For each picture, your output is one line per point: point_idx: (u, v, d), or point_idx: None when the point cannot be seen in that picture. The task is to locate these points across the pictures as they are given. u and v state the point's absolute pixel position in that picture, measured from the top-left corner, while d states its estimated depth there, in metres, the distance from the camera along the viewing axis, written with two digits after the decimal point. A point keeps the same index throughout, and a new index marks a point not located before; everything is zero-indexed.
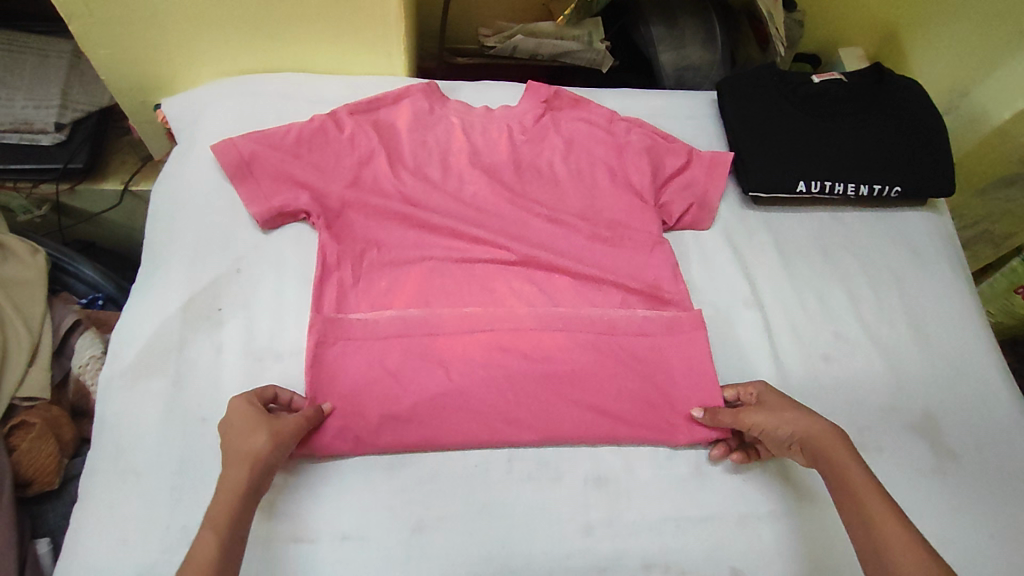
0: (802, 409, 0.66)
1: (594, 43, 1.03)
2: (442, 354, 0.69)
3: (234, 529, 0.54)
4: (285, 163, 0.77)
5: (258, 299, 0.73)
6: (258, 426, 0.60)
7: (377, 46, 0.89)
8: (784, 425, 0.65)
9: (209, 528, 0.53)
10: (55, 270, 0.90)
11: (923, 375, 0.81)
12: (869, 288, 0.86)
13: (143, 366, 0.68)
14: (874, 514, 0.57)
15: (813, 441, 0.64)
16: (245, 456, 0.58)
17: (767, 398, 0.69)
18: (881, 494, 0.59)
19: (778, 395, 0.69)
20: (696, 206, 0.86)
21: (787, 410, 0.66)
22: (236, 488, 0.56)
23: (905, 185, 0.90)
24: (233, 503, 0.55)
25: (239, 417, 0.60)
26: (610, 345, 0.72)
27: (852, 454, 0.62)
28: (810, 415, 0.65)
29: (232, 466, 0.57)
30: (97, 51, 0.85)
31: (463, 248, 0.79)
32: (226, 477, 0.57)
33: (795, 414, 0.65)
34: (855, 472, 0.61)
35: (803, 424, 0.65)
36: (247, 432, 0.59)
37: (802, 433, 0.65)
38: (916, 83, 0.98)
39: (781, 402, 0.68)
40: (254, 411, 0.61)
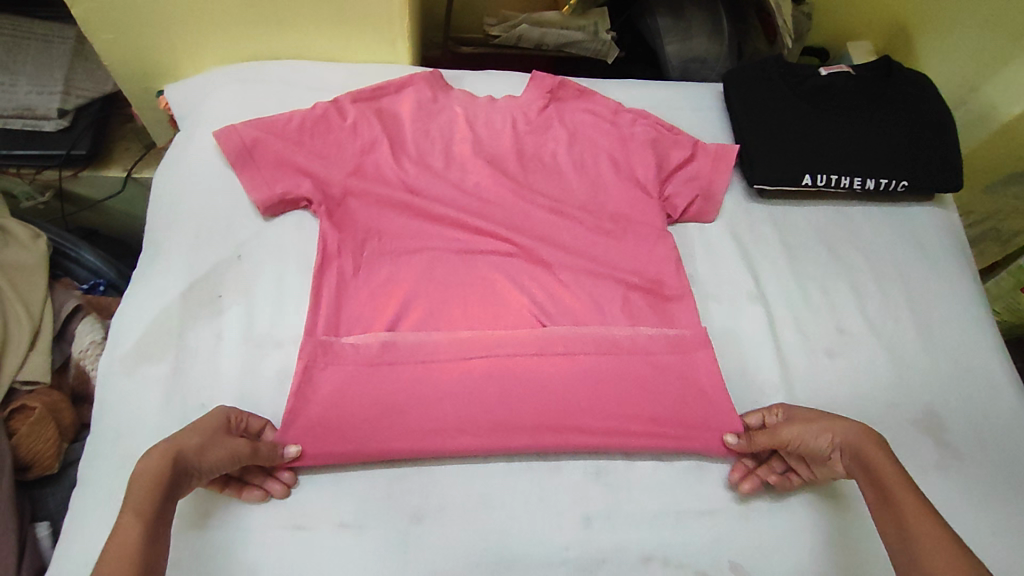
0: (839, 419, 0.66)
1: (600, 34, 1.01)
2: (437, 382, 0.67)
3: (144, 517, 0.51)
4: (287, 150, 0.77)
5: (259, 286, 0.73)
6: (208, 433, 0.58)
7: (381, 34, 0.89)
8: (825, 436, 0.65)
9: (130, 514, 0.51)
10: (56, 256, 0.90)
11: (928, 373, 0.80)
12: (874, 284, 0.85)
13: (143, 352, 0.68)
14: (908, 514, 0.57)
15: (852, 447, 0.63)
16: (173, 447, 0.55)
17: (799, 414, 0.69)
18: (913, 493, 0.58)
19: (810, 411, 0.69)
20: (701, 198, 0.85)
21: (826, 421, 0.66)
22: (152, 475, 0.53)
23: (912, 180, 0.89)
24: (146, 489, 0.52)
25: (201, 423, 0.59)
26: (612, 364, 0.71)
27: (887, 455, 0.62)
28: (848, 423, 0.65)
29: (156, 451, 0.55)
30: (99, 37, 0.85)
31: (464, 240, 0.78)
32: (145, 461, 0.54)
33: (829, 423, 0.66)
34: (890, 474, 0.60)
35: (842, 433, 0.64)
36: (192, 433, 0.57)
37: (843, 441, 0.64)
38: (924, 76, 0.97)
39: (815, 416, 0.68)
40: (215, 423, 0.59)
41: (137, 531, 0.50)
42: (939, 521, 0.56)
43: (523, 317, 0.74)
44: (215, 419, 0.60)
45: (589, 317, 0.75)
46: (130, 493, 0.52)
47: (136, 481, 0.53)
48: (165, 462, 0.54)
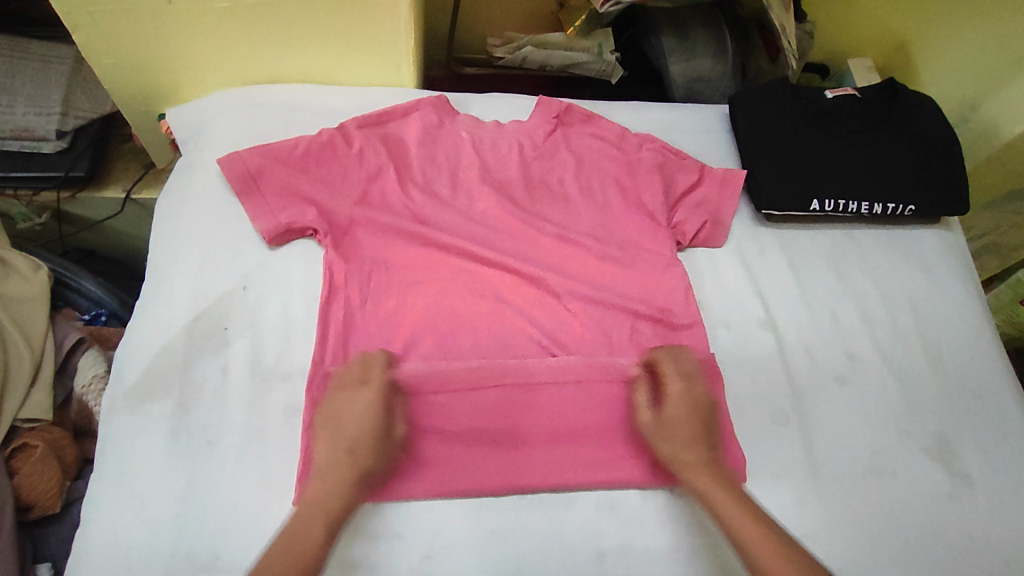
0: (691, 429, 0.65)
1: (604, 54, 1.01)
2: (454, 407, 0.68)
3: (329, 524, 0.57)
4: (293, 178, 0.76)
5: (265, 318, 0.72)
6: (382, 437, 0.63)
7: (386, 58, 0.88)
8: (679, 448, 0.65)
9: (317, 518, 0.57)
10: (56, 285, 0.88)
11: (938, 398, 0.80)
12: (882, 309, 0.85)
13: (148, 388, 0.66)
14: (737, 533, 0.58)
15: (690, 471, 0.63)
16: (357, 462, 0.61)
17: (671, 397, 0.67)
18: (738, 506, 0.59)
19: (690, 398, 0.67)
20: (709, 223, 0.85)
21: (679, 427, 0.65)
22: (342, 492, 0.59)
23: (919, 204, 0.89)
24: (339, 504, 0.59)
25: (363, 413, 0.63)
26: (622, 395, 0.71)
27: (716, 477, 0.62)
28: (699, 439, 0.65)
29: (344, 467, 0.60)
30: (101, 61, 0.83)
31: (471, 268, 0.77)
32: (333, 476, 0.60)
33: (662, 421, 0.66)
34: (723, 499, 0.60)
35: (692, 450, 0.64)
36: (369, 439, 0.62)
37: (687, 458, 0.64)
38: (930, 98, 0.97)
39: (680, 412, 0.66)
40: (380, 416, 0.63)
41: (321, 531, 0.57)
42: (789, 544, 0.56)
43: (532, 348, 0.74)
44: (380, 414, 0.63)
45: (598, 347, 0.75)
46: (321, 498, 0.58)
47: (323, 493, 0.59)
48: (352, 478, 0.60)
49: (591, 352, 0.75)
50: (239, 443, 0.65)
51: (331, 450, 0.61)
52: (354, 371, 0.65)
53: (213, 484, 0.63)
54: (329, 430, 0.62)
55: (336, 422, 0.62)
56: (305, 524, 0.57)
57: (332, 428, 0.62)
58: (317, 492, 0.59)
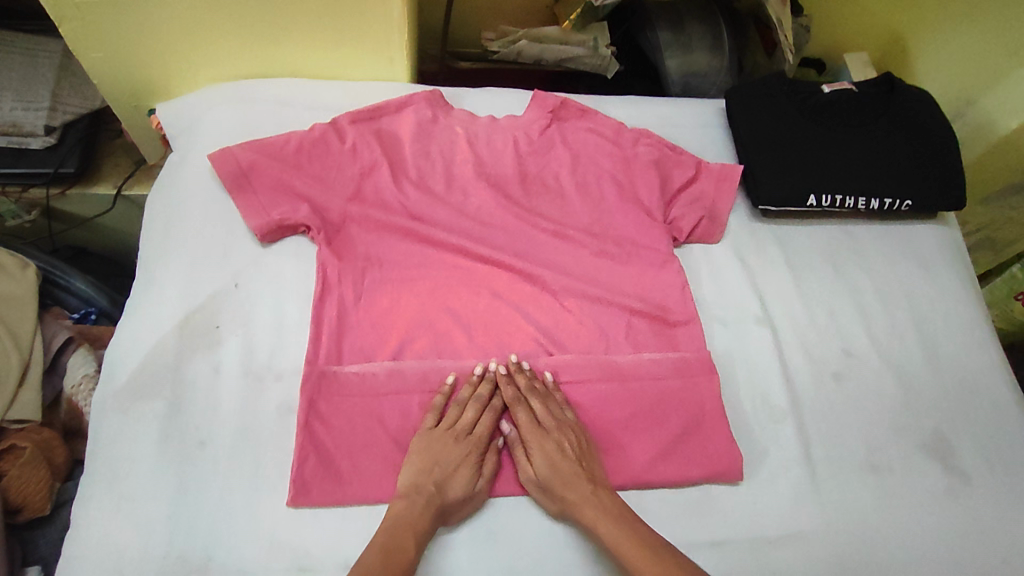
0: (573, 471, 0.64)
1: (599, 49, 1.00)
2: (514, 414, 0.70)
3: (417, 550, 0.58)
4: (286, 174, 0.75)
5: (258, 316, 0.71)
6: (471, 482, 0.64)
7: (380, 51, 0.87)
8: (568, 491, 0.63)
9: (409, 540, 0.58)
10: (45, 284, 0.87)
11: (935, 395, 0.80)
12: (879, 305, 0.85)
13: (138, 388, 0.65)
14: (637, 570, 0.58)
15: (580, 512, 0.63)
16: (442, 498, 0.62)
17: (539, 447, 0.66)
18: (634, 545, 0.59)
19: (554, 441, 0.66)
20: (706, 219, 0.84)
21: (563, 472, 0.64)
22: (425, 524, 0.60)
23: (916, 200, 0.88)
24: (423, 531, 0.60)
25: (460, 457, 0.65)
26: (617, 393, 0.71)
27: (601, 509, 0.62)
28: (577, 478, 0.64)
29: (428, 502, 0.61)
30: (88, 55, 0.82)
31: (467, 265, 0.77)
32: (419, 508, 0.61)
33: (541, 467, 0.65)
34: (608, 530, 0.61)
35: (573, 492, 0.63)
36: (460, 483, 0.63)
37: (577, 499, 0.63)
38: (927, 92, 0.97)
39: (556, 460, 0.65)
40: (473, 463, 0.65)
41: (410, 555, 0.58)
42: (663, 559, 0.58)
43: (529, 345, 0.73)
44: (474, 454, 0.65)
45: (595, 343, 0.74)
46: (399, 525, 0.59)
47: (405, 519, 0.60)
48: (434, 510, 0.61)
49: (587, 350, 0.74)
50: (233, 443, 0.64)
51: (424, 479, 0.62)
52: (470, 414, 0.67)
53: (205, 485, 0.62)
54: (421, 466, 0.63)
55: (432, 462, 0.64)
56: (396, 543, 0.58)
57: (425, 465, 0.63)
58: (404, 516, 0.60)
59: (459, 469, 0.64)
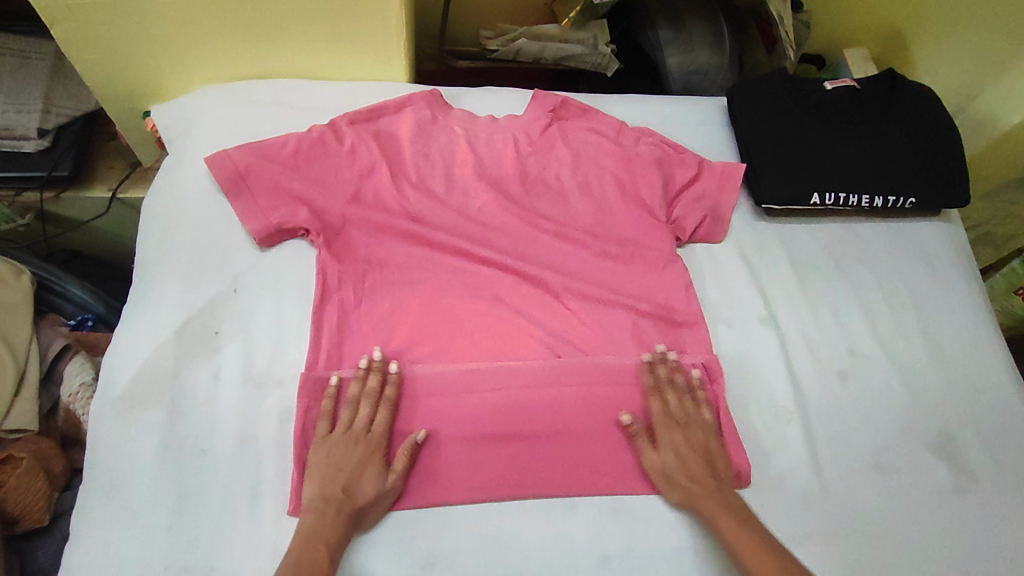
0: (700, 465, 0.66)
1: (599, 47, 0.99)
2: (491, 414, 0.68)
3: (332, 557, 0.57)
4: (283, 177, 0.74)
5: (258, 322, 0.70)
6: (377, 481, 0.62)
7: (377, 51, 0.86)
8: (692, 483, 0.66)
9: (321, 549, 0.57)
10: (40, 290, 0.85)
11: (941, 393, 0.79)
12: (883, 303, 0.84)
13: (136, 396, 0.64)
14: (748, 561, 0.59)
15: (700, 504, 0.64)
16: (351, 502, 0.60)
17: (667, 439, 0.68)
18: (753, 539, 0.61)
19: (684, 435, 0.68)
20: (709, 219, 0.83)
21: (690, 465, 0.66)
22: (336, 531, 0.58)
23: (920, 198, 0.88)
24: (331, 535, 0.58)
25: (361, 459, 0.62)
26: (622, 396, 0.71)
27: (723, 503, 0.64)
28: (701, 473, 0.66)
29: (337, 508, 0.59)
30: (82, 57, 0.81)
31: (468, 267, 0.76)
32: (329, 515, 0.59)
33: (674, 459, 0.67)
34: (726, 523, 0.62)
35: (697, 484, 0.65)
36: (365, 483, 0.61)
37: (694, 491, 0.65)
38: (930, 88, 0.96)
39: (684, 452, 0.67)
40: (378, 460, 0.63)
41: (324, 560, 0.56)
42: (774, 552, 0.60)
43: (532, 347, 0.73)
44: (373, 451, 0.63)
45: (599, 346, 0.74)
46: (310, 530, 0.58)
47: (315, 528, 0.58)
48: (343, 514, 0.59)
49: (591, 352, 0.73)
50: (234, 451, 0.63)
51: (327, 481, 0.61)
52: (365, 412, 0.65)
53: (206, 494, 0.61)
54: (325, 472, 0.61)
55: (333, 465, 0.62)
56: (308, 554, 0.56)
57: (328, 471, 0.61)
58: (314, 526, 0.58)
59: (365, 471, 0.62)
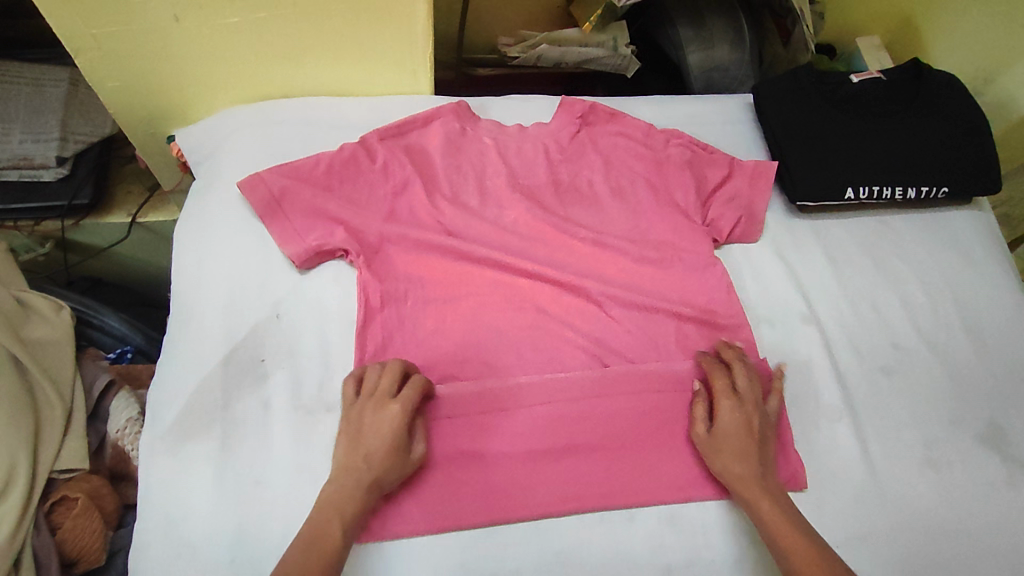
0: (751, 446, 0.66)
1: (620, 49, 0.98)
2: (544, 427, 0.68)
3: (347, 530, 0.56)
4: (318, 198, 0.73)
5: (303, 347, 0.69)
6: (399, 450, 0.61)
7: (401, 64, 0.85)
8: (739, 462, 0.65)
9: (335, 523, 0.56)
10: (77, 326, 0.84)
11: (986, 384, 0.79)
12: (922, 294, 0.84)
13: (187, 430, 0.64)
14: (783, 544, 0.59)
15: (745, 484, 0.64)
16: (370, 472, 0.59)
17: (725, 412, 0.67)
18: (788, 521, 0.61)
19: (742, 410, 0.67)
20: (745, 218, 0.83)
21: (742, 441, 0.66)
22: (356, 501, 0.58)
23: (953, 186, 0.87)
24: (350, 505, 0.57)
25: (387, 426, 0.61)
26: (672, 405, 0.70)
27: (768, 492, 0.63)
28: (751, 453, 0.65)
29: (357, 480, 0.59)
30: (105, 84, 0.80)
31: (509, 280, 0.75)
32: (349, 486, 0.58)
33: (727, 433, 0.66)
34: (766, 506, 0.62)
35: (748, 464, 0.65)
36: (388, 455, 0.60)
37: (743, 473, 0.64)
38: (954, 75, 0.95)
39: (740, 430, 0.66)
40: (400, 427, 0.61)
41: (339, 532, 0.55)
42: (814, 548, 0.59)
43: (580, 358, 0.72)
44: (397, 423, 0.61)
45: (645, 354, 0.73)
46: (332, 502, 0.57)
47: (338, 499, 0.58)
48: (363, 486, 0.58)
49: (637, 361, 0.73)
50: (290, 479, 0.63)
51: (355, 451, 0.60)
52: (388, 382, 0.63)
53: (265, 525, 0.61)
54: (350, 443, 0.61)
55: (359, 434, 0.61)
56: (322, 529, 0.55)
57: (355, 445, 0.61)
58: (331, 498, 0.58)
59: (391, 441, 0.61)
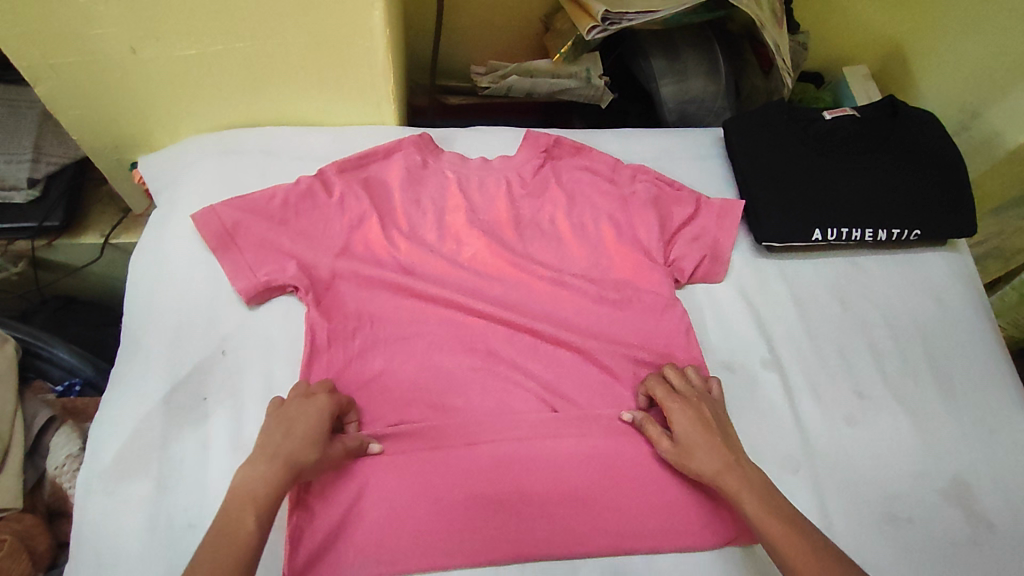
0: (710, 440, 0.66)
1: (593, 80, 0.98)
2: (490, 471, 0.66)
3: (260, 517, 0.54)
4: (270, 232, 0.73)
5: (247, 386, 0.68)
6: (320, 434, 0.61)
7: (365, 96, 0.84)
8: (706, 461, 0.65)
9: (248, 511, 0.54)
10: (27, 356, 0.84)
11: (953, 436, 0.76)
12: (891, 340, 0.82)
13: (123, 469, 0.63)
14: (777, 540, 0.59)
15: (721, 481, 0.64)
16: (286, 448, 0.58)
17: (677, 415, 0.67)
18: (772, 512, 0.61)
19: (693, 409, 0.68)
20: (708, 258, 0.81)
21: (701, 440, 0.66)
22: (271, 482, 0.56)
23: (925, 229, 0.85)
24: (265, 490, 0.56)
25: (313, 410, 0.62)
26: (620, 454, 0.69)
27: (744, 479, 0.63)
28: (717, 449, 0.65)
29: (273, 456, 0.58)
30: (66, 112, 0.80)
31: (463, 319, 0.74)
32: (266, 463, 0.57)
33: (690, 437, 0.66)
34: (750, 502, 0.62)
35: (719, 461, 0.64)
36: (310, 441, 0.60)
37: (714, 468, 0.64)
38: (932, 113, 0.93)
39: (693, 429, 0.66)
40: (324, 415, 0.62)
41: (255, 528, 0.54)
42: (805, 535, 0.59)
43: (529, 402, 0.71)
44: (320, 413, 0.62)
45: (597, 398, 0.72)
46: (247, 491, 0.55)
47: (253, 480, 0.56)
48: (277, 462, 0.57)
49: (588, 404, 0.72)
50: None
51: (275, 434, 0.60)
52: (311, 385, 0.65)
53: None
54: (271, 427, 0.60)
55: (283, 419, 0.61)
56: (234, 519, 0.54)
57: (274, 430, 0.60)
58: (245, 480, 0.56)
59: (313, 429, 0.61)
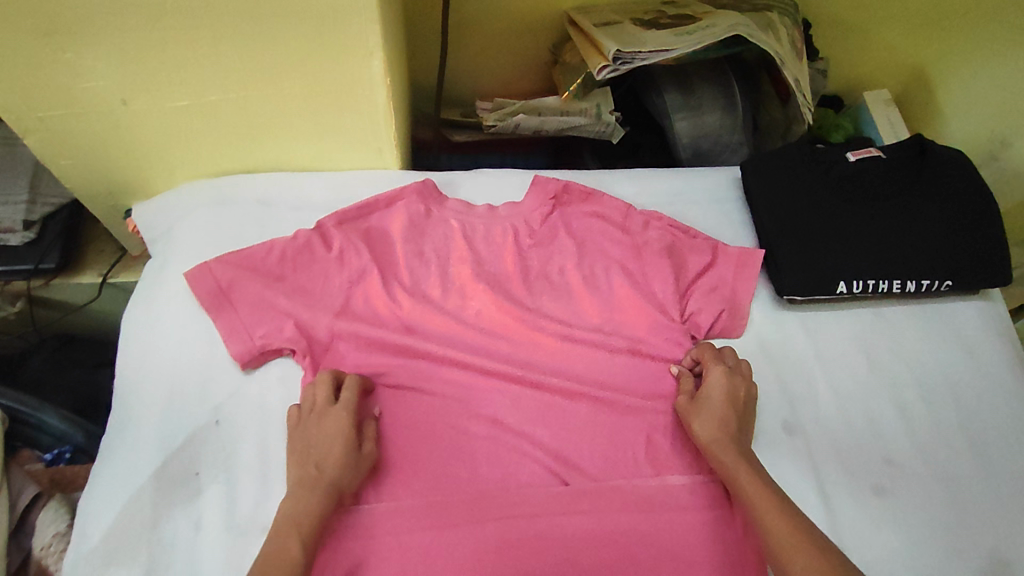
0: (727, 411, 0.68)
1: (603, 116, 0.94)
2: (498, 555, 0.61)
3: (305, 541, 0.55)
4: (266, 290, 0.70)
5: (241, 459, 0.65)
6: (350, 450, 0.62)
7: (365, 142, 0.81)
8: (713, 425, 0.67)
9: (292, 538, 0.55)
10: (14, 423, 0.82)
11: (989, 508, 0.72)
12: (919, 398, 0.77)
13: (111, 552, 0.60)
14: (760, 513, 0.59)
15: (717, 449, 0.65)
16: (325, 478, 0.59)
17: (711, 379, 0.70)
18: (765, 488, 0.61)
19: (727, 378, 0.70)
20: (726, 312, 0.77)
21: (718, 405, 0.68)
22: (315, 509, 0.57)
23: (957, 279, 0.80)
24: (307, 517, 0.56)
25: (333, 429, 0.63)
26: (638, 536, 0.63)
27: (743, 455, 0.65)
28: (729, 418, 0.67)
29: (312, 488, 0.58)
30: (58, 161, 0.77)
31: (469, 380, 0.71)
32: (305, 497, 0.58)
33: (713, 399, 0.68)
34: (744, 475, 0.63)
35: (725, 429, 0.66)
36: (341, 459, 0.61)
37: (715, 435, 0.66)
38: (963, 153, 0.88)
39: (719, 394, 0.69)
40: (348, 429, 0.63)
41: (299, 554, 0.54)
42: (792, 515, 0.59)
43: (539, 474, 0.67)
44: (342, 426, 0.63)
45: (610, 467, 0.68)
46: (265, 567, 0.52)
47: (295, 513, 0.57)
48: (320, 494, 0.58)
49: (600, 475, 0.68)
50: None
51: (308, 462, 0.61)
52: (324, 392, 0.65)
53: None
54: (302, 455, 0.62)
55: (307, 442, 0.62)
56: (280, 547, 0.54)
57: (303, 454, 0.61)
58: (288, 512, 0.57)
59: (342, 446, 0.62)
